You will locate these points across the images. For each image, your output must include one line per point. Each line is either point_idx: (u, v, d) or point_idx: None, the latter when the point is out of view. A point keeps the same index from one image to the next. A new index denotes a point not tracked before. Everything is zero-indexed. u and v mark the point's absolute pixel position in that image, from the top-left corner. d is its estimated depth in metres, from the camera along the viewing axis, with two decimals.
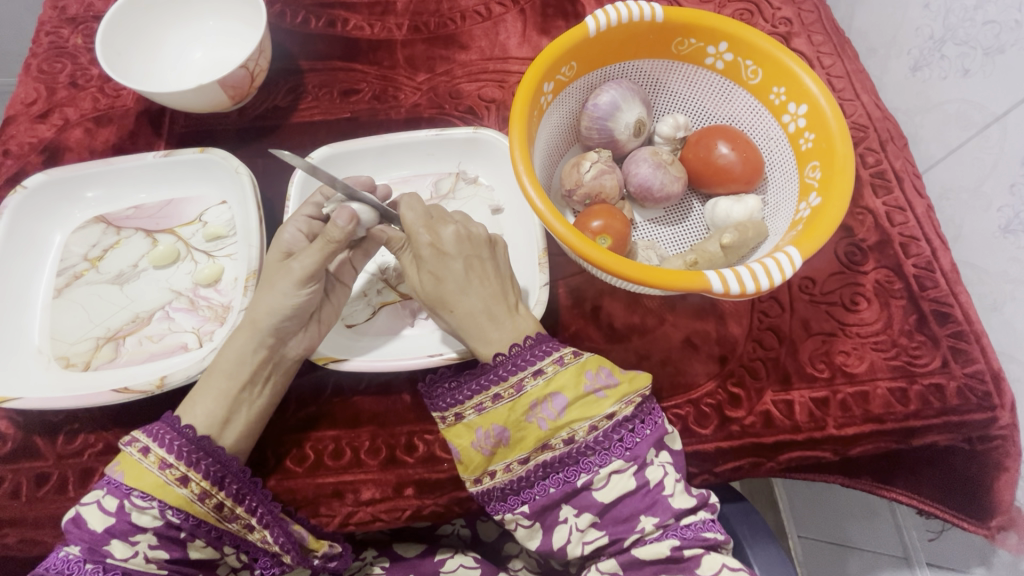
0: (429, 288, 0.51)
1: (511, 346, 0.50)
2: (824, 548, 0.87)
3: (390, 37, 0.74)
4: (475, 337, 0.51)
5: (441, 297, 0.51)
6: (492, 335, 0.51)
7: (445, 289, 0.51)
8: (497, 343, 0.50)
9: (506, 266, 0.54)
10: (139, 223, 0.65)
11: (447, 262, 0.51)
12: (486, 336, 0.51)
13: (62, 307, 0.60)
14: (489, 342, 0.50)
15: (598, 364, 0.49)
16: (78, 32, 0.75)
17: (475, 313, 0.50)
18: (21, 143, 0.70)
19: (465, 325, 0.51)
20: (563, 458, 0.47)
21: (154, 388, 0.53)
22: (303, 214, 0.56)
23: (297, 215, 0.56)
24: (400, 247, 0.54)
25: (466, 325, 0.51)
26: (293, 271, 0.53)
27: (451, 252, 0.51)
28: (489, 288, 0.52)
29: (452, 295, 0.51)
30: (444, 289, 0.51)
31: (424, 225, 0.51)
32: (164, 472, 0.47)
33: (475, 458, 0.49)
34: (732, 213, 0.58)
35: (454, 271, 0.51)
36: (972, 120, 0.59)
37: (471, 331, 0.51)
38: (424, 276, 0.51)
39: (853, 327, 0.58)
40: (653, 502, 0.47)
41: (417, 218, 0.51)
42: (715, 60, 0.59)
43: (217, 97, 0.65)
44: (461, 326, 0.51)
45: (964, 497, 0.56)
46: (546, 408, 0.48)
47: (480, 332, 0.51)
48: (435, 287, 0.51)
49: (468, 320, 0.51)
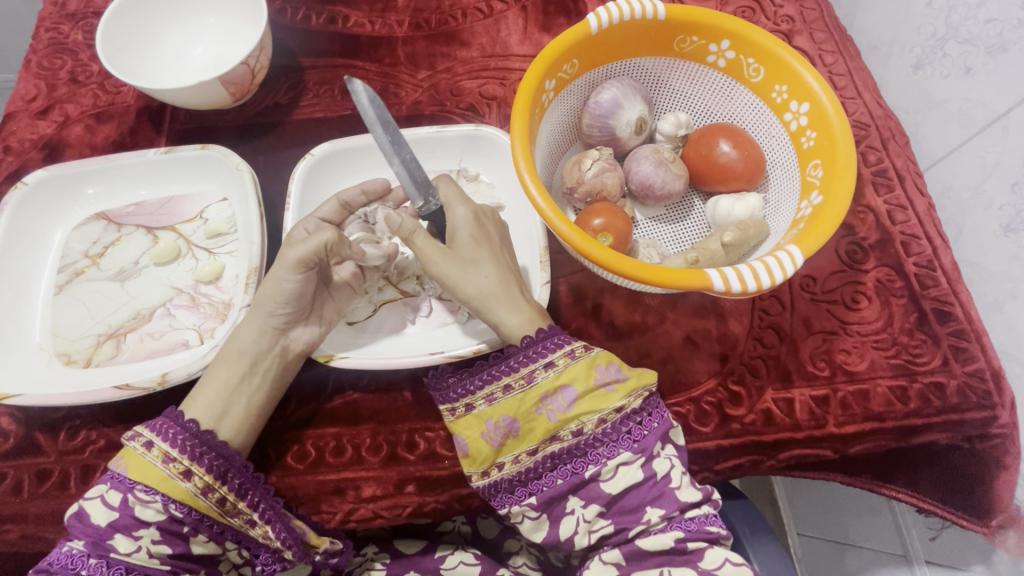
0: (466, 255, 0.53)
1: (535, 330, 0.51)
2: (823, 546, 0.87)
3: (391, 34, 0.74)
4: (506, 306, 0.52)
5: (481, 263, 0.53)
6: (524, 306, 0.52)
7: (482, 255, 0.53)
8: (528, 313, 0.52)
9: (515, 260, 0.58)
10: (140, 220, 0.65)
11: (486, 232, 0.54)
12: (518, 307, 0.52)
13: (64, 303, 0.60)
14: (522, 311, 0.52)
15: (609, 359, 0.49)
16: (78, 28, 0.75)
17: (508, 283, 0.53)
18: (21, 139, 0.70)
19: (497, 294, 0.52)
20: (571, 450, 0.48)
21: (155, 385, 0.53)
22: (314, 216, 0.56)
23: (311, 217, 0.56)
24: (411, 234, 0.52)
25: (500, 293, 0.52)
26: (286, 256, 0.53)
27: (488, 224, 0.55)
28: (514, 267, 0.55)
29: (488, 262, 0.53)
30: (485, 254, 0.53)
31: (465, 198, 0.55)
32: (168, 466, 0.47)
33: (483, 450, 0.49)
34: (733, 211, 0.58)
35: (491, 242, 0.54)
36: (974, 119, 0.58)
37: (502, 301, 0.52)
38: (463, 242, 0.53)
39: (853, 326, 0.58)
40: (660, 493, 0.47)
41: (457, 191, 0.55)
42: (717, 58, 0.59)
43: (218, 93, 0.65)
44: (494, 294, 0.52)
45: (962, 496, 0.56)
46: (556, 401, 0.48)
47: (512, 302, 0.52)
48: (474, 252, 0.53)
49: (502, 288, 0.52)
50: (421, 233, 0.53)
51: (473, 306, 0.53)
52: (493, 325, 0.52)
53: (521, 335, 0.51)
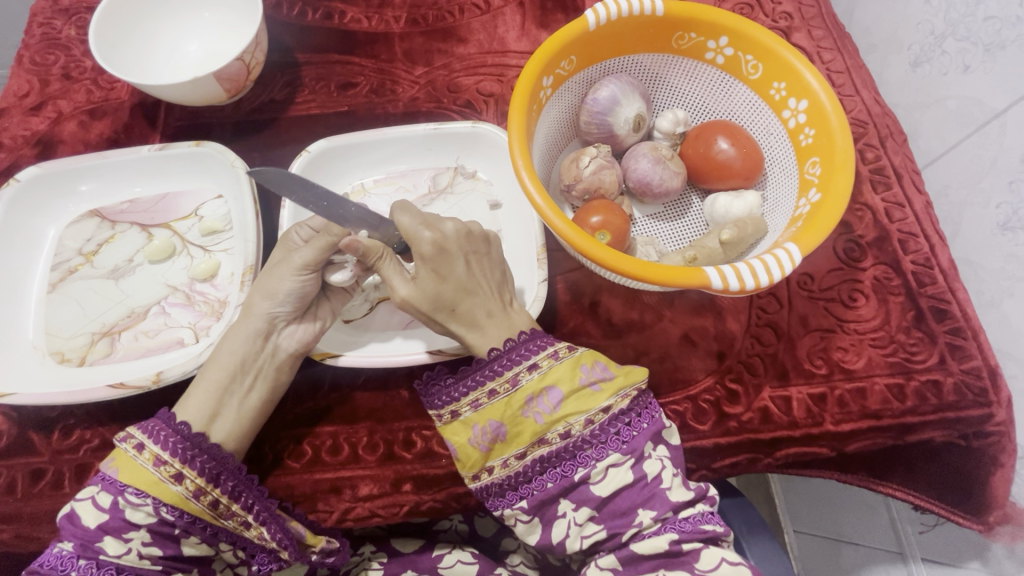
0: (428, 289, 0.50)
1: (514, 335, 0.51)
2: (819, 542, 0.87)
3: (388, 30, 0.73)
4: (473, 332, 0.51)
5: (445, 297, 0.50)
6: (492, 329, 0.51)
7: (448, 287, 0.50)
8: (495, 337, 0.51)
9: (498, 263, 0.54)
10: (134, 218, 0.64)
11: (450, 259, 0.50)
12: (486, 331, 0.51)
13: (57, 302, 0.60)
14: (490, 338, 0.51)
15: (594, 358, 0.49)
16: (71, 23, 0.75)
17: (476, 313, 0.50)
18: (14, 136, 0.69)
19: (464, 321, 0.51)
20: (559, 453, 0.47)
21: (150, 383, 0.52)
22: (308, 223, 0.56)
23: (304, 223, 0.56)
24: (379, 257, 0.50)
25: (465, 320, 0.51)
26: (293, 258, 0.53)
27: (452, 249, 0.50)
28: (487, 285, 0.52)
29: (453, 294, 0.50)
30: (447, 289, 0.50)
31: (425, 222, 0.50)
32: (158, 469, 0.47)
33: (472, 455, 0.49)
34: (731, 209, 0.58)
35: (456, 270, 0.50)
36: (972, 116, 0.58)
37: (470, 328, 0.51)
38: (424, 276, 0.49)
39: (850, 324, 0.58)
40: (651, 495, 0.47)
41: (414, 220, 0.50)
42: (715, 55, 0.59)
43: (213, 89, 0.65)
44: (461, 324, 0.51)
45: (958, 493, 0.57)
46: (542, 402, 0.48)
47: (480, 329, 0.51)
48: (436, 287, 0.49)
49: (468, 318, 0.50)
50: (388, 258, 0.51)
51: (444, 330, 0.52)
52: (465, 345, 0.53)
53: (486, 352, 0.50)
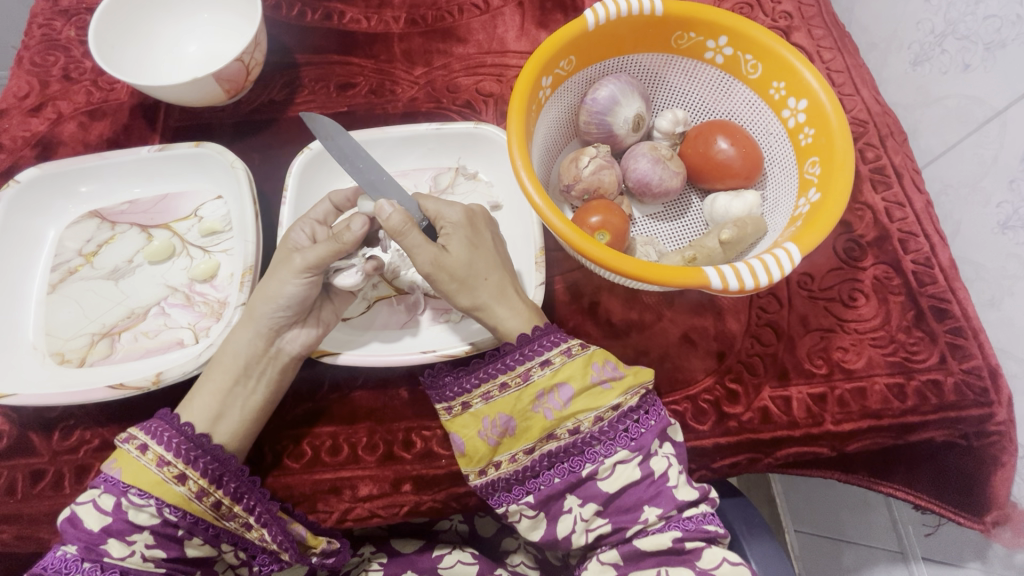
0: (464, 257, 0.51)
1: (538, 316, 0.52)
2: (820, 543, 0.87)
3: (388, 30, 0.73)
4: (504, 307, 0.51)
5: (477, 265, 0.51)
6: (521, 305, 0.52)
7: (478, 258, 0.51)
8: (519, 320, 0.51)
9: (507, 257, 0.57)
10: (134, 218, 0.64)
11: (479, 234, 0.52)
12: (515, 307, 0.51)
13: (57, 303, 0.60)
14: (520, 312, 0.51)
15: (605, 357, 0.49)
16: (71, 24, 0.75)
17: (506, 285, 0.52)
18: (14, 137, 0.69)
19: (495, 296, 0.51)
20: (567, 449, 0.48)
21: (150, 384, 0.52)
22: (311, 219, 0.56)
23: (307, 220, 0.56)
24: (401, 233, 0.49)
25: (497, 294, 0.51)
26: (294, 260, 0.52)
27: (478, 226, 0.53)
28: (508, 267, 0.54)
29: (486, 264, 0.51)
30: (480, 258, 0.51)
31: (449, 203, 0.53)
32: (162, 471, 0.47)
33: (480, 448, 0.48)
34: (731, 209, 0.58)
35: (484, 245, 0.52)
36: (972, 115, 0.58)
37: (501, 302, 0.51)
38: (459, 244, 0.51)
39: (851, 323, 0.58)
40: (657, 492, 0.47)
41: (438, 200, 0.53)
42: (714, 54, 0.58)
43: (212, 90, 0.65)
44: (491, 297, 0.51)
45: (960, 493, 0.56)
46: (552, 398, 0.48)
47: (509, 304, 0.51)
48: (468, 258, 0.51)
49: (499, 289, 0.51)
50: (411, 232, 0.49)
51: (469, 307, 0.52)
52: (490, 326, 0.52)
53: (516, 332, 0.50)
